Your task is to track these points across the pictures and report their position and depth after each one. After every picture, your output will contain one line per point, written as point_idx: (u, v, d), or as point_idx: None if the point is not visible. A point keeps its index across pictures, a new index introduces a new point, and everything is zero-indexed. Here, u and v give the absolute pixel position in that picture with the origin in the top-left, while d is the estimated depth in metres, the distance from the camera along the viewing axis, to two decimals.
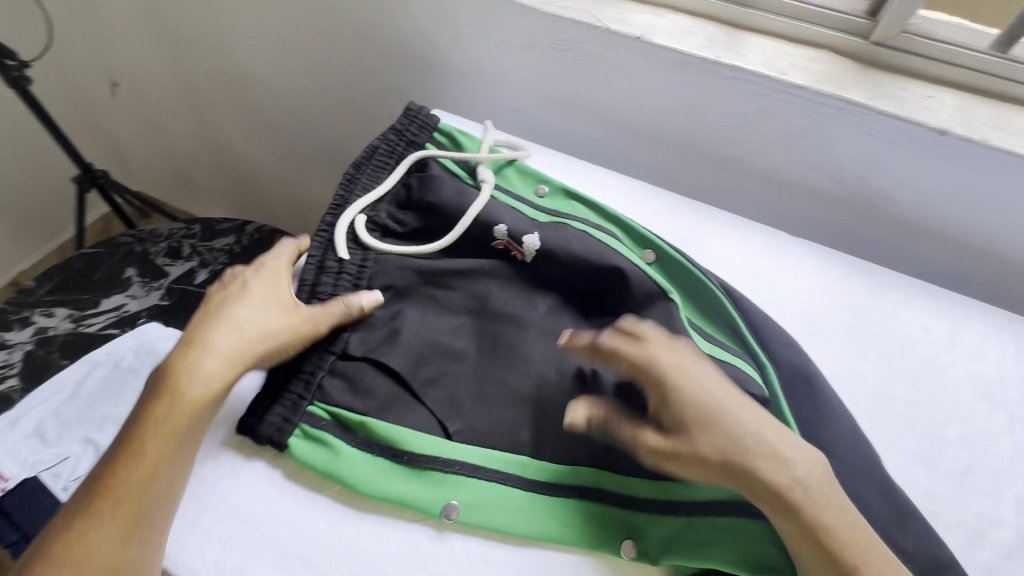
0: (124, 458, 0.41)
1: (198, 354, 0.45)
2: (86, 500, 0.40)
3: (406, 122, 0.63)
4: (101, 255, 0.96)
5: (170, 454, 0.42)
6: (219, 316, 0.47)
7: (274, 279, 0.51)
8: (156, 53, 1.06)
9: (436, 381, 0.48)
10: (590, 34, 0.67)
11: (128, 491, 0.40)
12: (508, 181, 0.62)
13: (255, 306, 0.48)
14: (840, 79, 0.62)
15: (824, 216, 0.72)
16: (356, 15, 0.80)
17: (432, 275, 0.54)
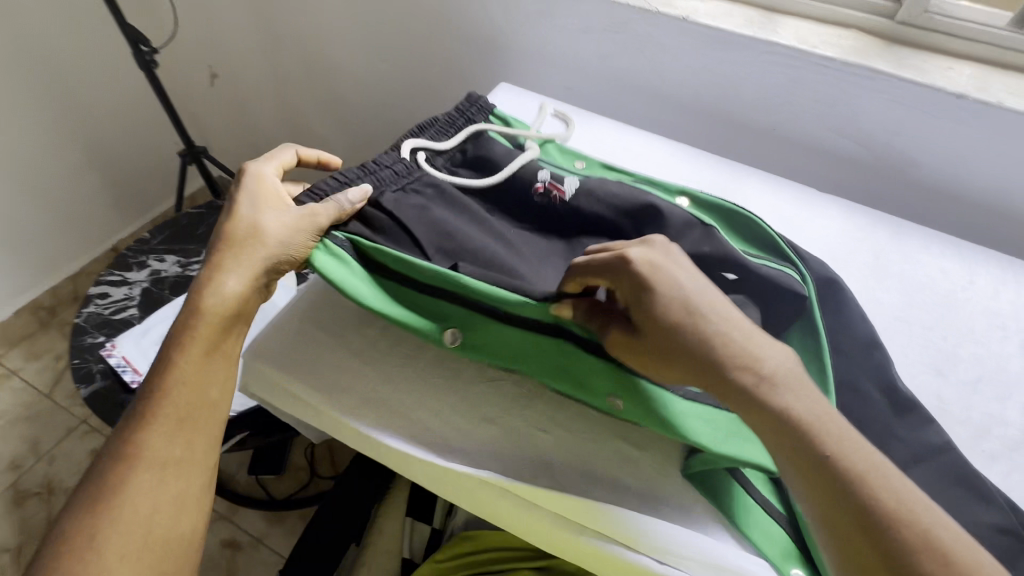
0: (167, 371, 0.48)
1: (219, 279, 0.51)
2: (140, 405, 0.47)
3: (468, 103, 0.70)
4: (203, 215, 1.10)
5: (204, 368, 0.49)
6: (235, 239, 0.53)
7: (277, 197, 0.55)
8: (255, 45, 1.22)
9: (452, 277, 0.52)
10: (642, 16, 0.77)
11: (178, 398, 0.48)
12: (549, 156, 0.69)
13: (270, 218, 0.53)
14: (868, 52, 0.70)
15: (853, 181, 0.79)
16: (436, 6, 0.93)
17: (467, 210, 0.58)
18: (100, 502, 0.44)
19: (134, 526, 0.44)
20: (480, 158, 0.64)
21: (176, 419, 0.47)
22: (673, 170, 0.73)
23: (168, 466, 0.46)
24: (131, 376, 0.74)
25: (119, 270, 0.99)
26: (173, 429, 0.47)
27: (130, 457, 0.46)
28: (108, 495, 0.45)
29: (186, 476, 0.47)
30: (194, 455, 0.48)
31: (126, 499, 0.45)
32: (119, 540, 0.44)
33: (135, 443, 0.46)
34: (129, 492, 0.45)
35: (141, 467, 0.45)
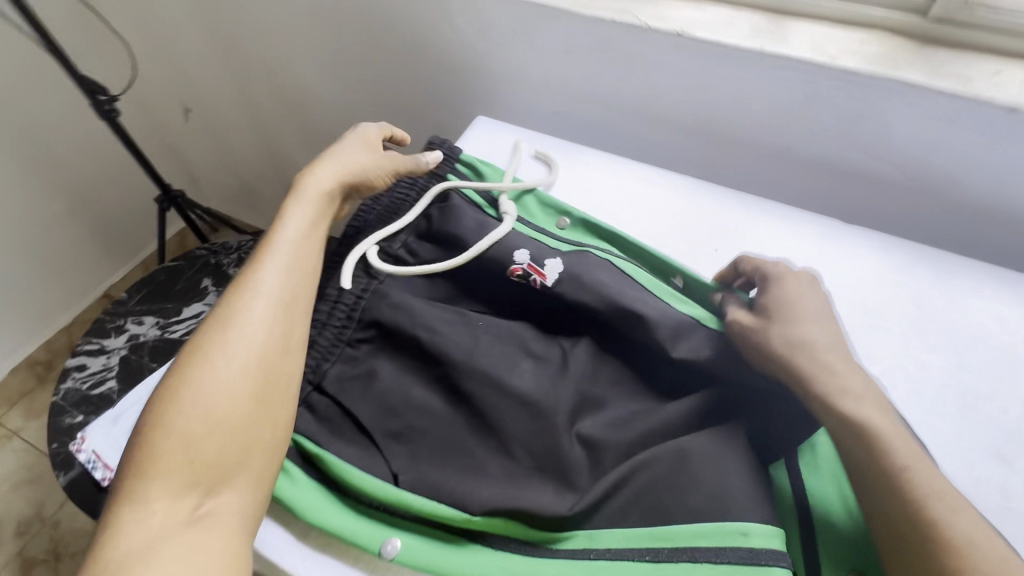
0: (272, 253, 0.52)
1: (317, 184, 0.57)
2: (243, 284, 0.49)
3: (429, 155, 0.65)
4: (181, 268, 1.05)
5: (303, 259, 0.52)
6: (324, 156, 0.60)
7: (370, 137, 0.63)
8: (223, 80, 1.15)
9: (402, 435, 0.47)
10: (630, 33, 0.67)
11: (280, 274, 0.50)
12: (530, 212, 0.63)
13: (349, 145, 0.62)
14: (897, 60, 0.60)
15: (883, 204, 0.69)
16: (402, 32, 0.84)
17: (421, 322, 0.51)
18: (200, 359, 0.45)
19: (232, 380, 0.44)
20: (440, 236, 0.59)
21: (277, 296, 0.49)
22: (674, 212, 0.65)
23: (271, 320, 0.48)
24: (102, 473, 0.69)
25: (96, 337, 0.95)
26: (276, 302, 0.49)
27: (231, 324, 0.47)
28: (206, 353, 0.45)
29: (283, 344, 0.47)
30: (290, 328, 0.48)
31: (225, 355, 0.45)
32: (216, 390, 0.43)
33: (238, 305, 0.48)
34: (228, 350, 0.45)
35: (243, 327, 0.47)
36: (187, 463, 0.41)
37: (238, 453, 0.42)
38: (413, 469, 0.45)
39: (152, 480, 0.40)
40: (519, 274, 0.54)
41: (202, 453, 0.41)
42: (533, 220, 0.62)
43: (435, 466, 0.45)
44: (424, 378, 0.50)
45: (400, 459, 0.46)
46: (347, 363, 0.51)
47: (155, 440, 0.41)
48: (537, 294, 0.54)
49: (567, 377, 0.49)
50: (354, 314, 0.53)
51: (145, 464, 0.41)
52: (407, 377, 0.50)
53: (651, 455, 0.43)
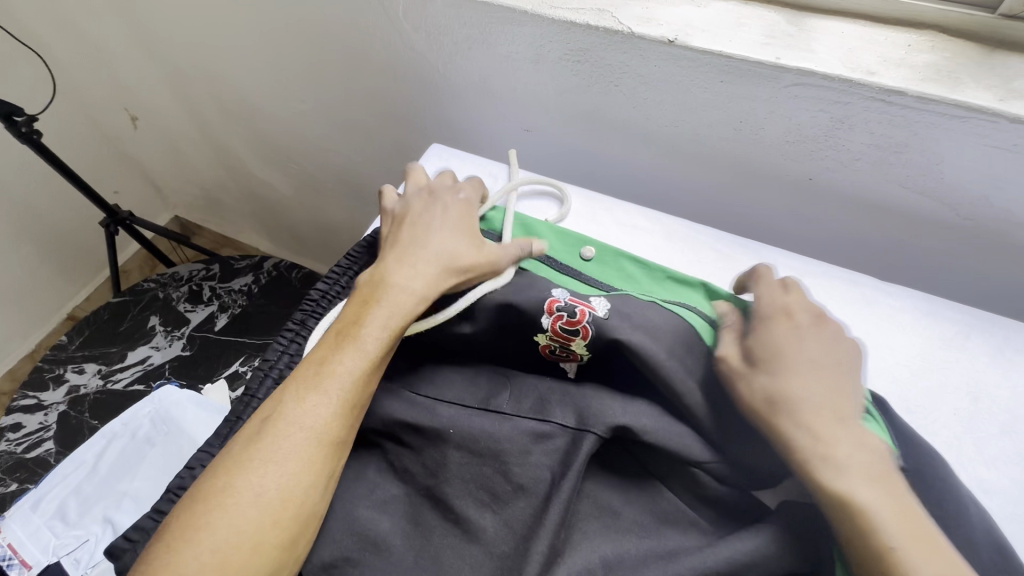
0: (339, 368, 0.41)
1: (404, 267, 0.45)
2: (305, 384, 0.40)
3: None
4: (126, 305, 0.95)
5: (377, 365, 0.42)
6: (421, 241, 0.47)
7: (466, 210, 0.50)
8: (163, 86, 1.02)
9: (337, 568, 0.38)
10: (609, 41, 0.53)
11: (345, 381, 0.40)
12: (545, 243, 0.51)
13: (451, 233, 0.47)
14: (955, 73, 0.46)
15: (928, 249, 0.56)
16: (344, 37, 0.70)
17: (386, 425, 0.42)
18: (241, 467, 0.37)
19: (268, 507, 0.36)
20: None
21: (337, 411, 0.39)
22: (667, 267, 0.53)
23: (316, 467, 0.38)
24: (19, 571, 0.62)
25: (33, 390, 0.86)
26: (332, 420, 0.39)
27: (281, 436, 0.38)
28: (249, 466, 0.37)
29: (332, 472, 0.39)
30: (344, 452, 0.40)
31: (269, 474, 0.37)
32: (242, 542, 0.35)
33: (294, 411, 0.39)
34: (272, 467, 0.37)
35: (295, 446, 0.38)
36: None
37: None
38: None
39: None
40: (556, 307, 0.43)
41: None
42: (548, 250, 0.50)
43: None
44: (381, 505, 0.40)
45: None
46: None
47: (174, 559, 0.35)
48: (528, 391, 0.43)
49: (539, 524, 0.37)
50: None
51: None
52: (359, 492, 0.41)
53: None
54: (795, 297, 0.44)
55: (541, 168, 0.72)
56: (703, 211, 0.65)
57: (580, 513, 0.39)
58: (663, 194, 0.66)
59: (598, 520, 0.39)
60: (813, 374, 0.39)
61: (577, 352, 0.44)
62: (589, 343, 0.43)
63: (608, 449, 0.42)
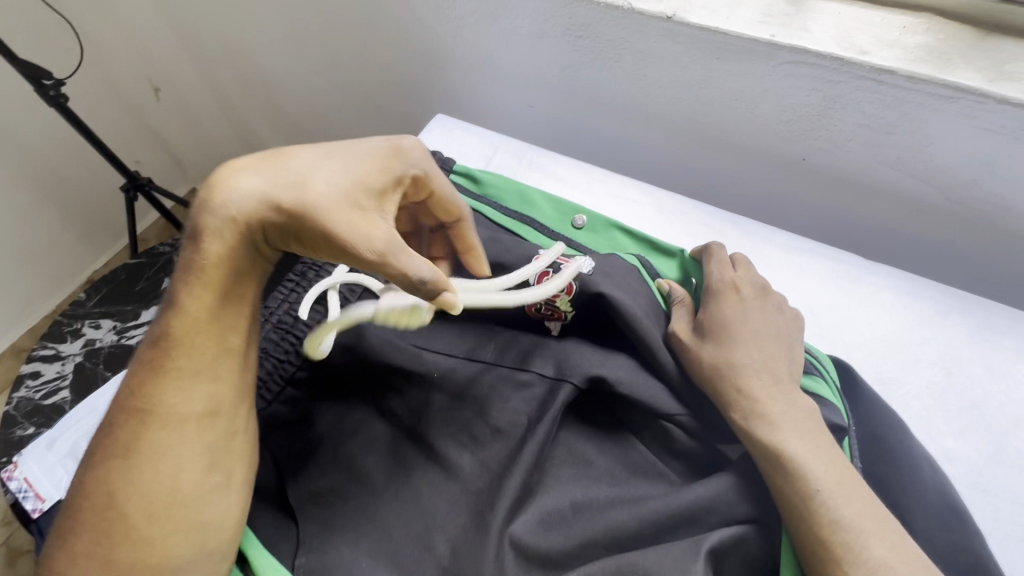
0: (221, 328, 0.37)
1: (213, 217, 0.36)
2: (144, 361, 0.36)
3: None
4: (143, 267, 0.99)
5: (224, 318, 0.37)
6: (267, 180, 0.36)
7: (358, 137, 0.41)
8: (184, 57, 1.05)
9: (321, 496, 0.40)
10: (610, 17, 0.55)
11: (190, 344, 0.36)
12: (539, 211, 0.54)
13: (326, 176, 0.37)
14: (947, 54, 0.47)
15: (918, 232, 0.56)
16: (357, 10, 0.72)
17: (377, 370, 0.44)
18: (108, 466, 0.34)
19: (143, 496, 0.33)
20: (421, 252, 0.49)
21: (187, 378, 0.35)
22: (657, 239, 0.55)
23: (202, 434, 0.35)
24: (33, 503, 0.64)
25: (51, 342, 0.90)
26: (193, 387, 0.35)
27: (133, 421, 0.34)
28: (108, 463, 0.34)
29: (221, 440, 0.36)
30: (220, 420, 0.36)
31: (133, 464, 0.34)
32: (134, 517, 0.33)
33: (143, 394, 0.35)
34: (134, 457, 0.34)
35: (176, 415, 0.35)
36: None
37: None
38: (316, 549, 0.38)
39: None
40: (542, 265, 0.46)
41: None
42: (541, 219, 0.53)
43: (345, 547, 0.38)
44: (366, 442, 0.42)
45: (311, 527, 0.39)
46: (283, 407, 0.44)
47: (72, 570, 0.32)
48: (513, 343, 0.46)
49: (513, 463, 0.39)
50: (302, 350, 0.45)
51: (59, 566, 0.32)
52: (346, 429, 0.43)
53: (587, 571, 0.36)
54: (742, 273, 0.48)
55: (543, 144, 0.74)
56: (700, 190, 0.66)
57: (553, 459, 0.41)
58: (660, 172, 0.67)
59: (570, 467, 0.41)
60: (740, 349, 0.42)
61: (560, 309, 0.46)
62: (571, 299, 0.45)
63: (584, 403, 0.43)
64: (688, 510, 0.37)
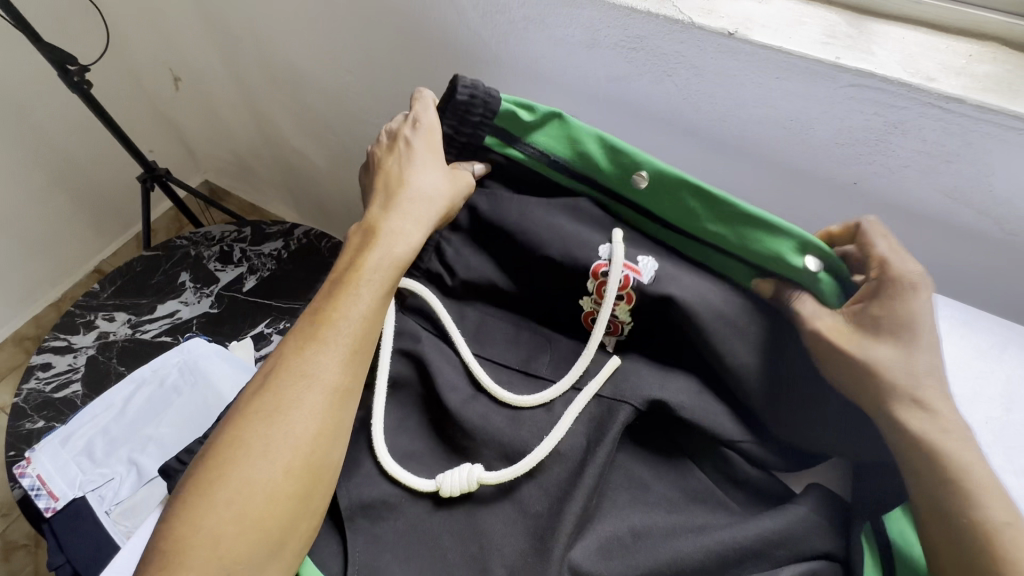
0: (343, 307, 0.42)
1: (392, 226, 0.46)
2: (302, 334, 0.41)
3: (461, 109, 0.49)
4: (158, 259, 0.97)
5: (376, 313, 0.43)
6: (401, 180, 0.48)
7: (432, 140, 0.49)
8: (210, 48, 1.04)
9: (372, 512, 0.39)
10: (669, 30, 0.54)
11: (346, 327, 0.41)
12: (591, 162, 0.47)
13: (425, 173, 0.48)
14: (1015, 85, 0.46)
15: (969, 263, 0.56)
16: (399, 8, 0.71)
17: (429, 382, 0.44)
18: (247, 423, 0.37)
19: (280, 457, 0.36)
20: (478, 255, 0.49)
21: (338, 358, 0.40)
22: None
23: (323, 403, 0.39)
24: (47, 502, 0.62)
25: (63, 333, 0.88)
26: (342, 368, 0.40)
27: (284, 386, 0.39)
28: (248, 426, 0.37)
29: (338, 410, 0.39)
30: (349, 401, 0.40)
31: (277, 427, 0.37)
32: (262, 469, 0.36)
33: (290, 366, 0.39)
34: (279, 420, 0.37)
35: (302, 386, 0.39)
36: (219, 549, 0.33)
37: (275, 545, 0.35)
38: (368, 568, 0.37)
39: (180, 570, 0.33)
40: (603, 271, 0.44)
41: (239, 540, 0.34)
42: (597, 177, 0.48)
43: (397, 566, 0.37)
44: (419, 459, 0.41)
45: (360, 543, 0.38)
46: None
47: (191, 515, 0.34)
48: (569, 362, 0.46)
49: (575, 486, 0.38)
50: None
51: (188, 521, 0.34)
52: (396, 442, 0.42)
53: None
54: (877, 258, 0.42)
55: None
56: None
57: (611, 481, 0.40)
58: None
59: (628, 491, 0.40)
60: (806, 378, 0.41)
61: (619, 317, 0.45)
62: (631, 309, 0.44)
63: (641, 425, 0.42)
64: (755, 541, 0.36)
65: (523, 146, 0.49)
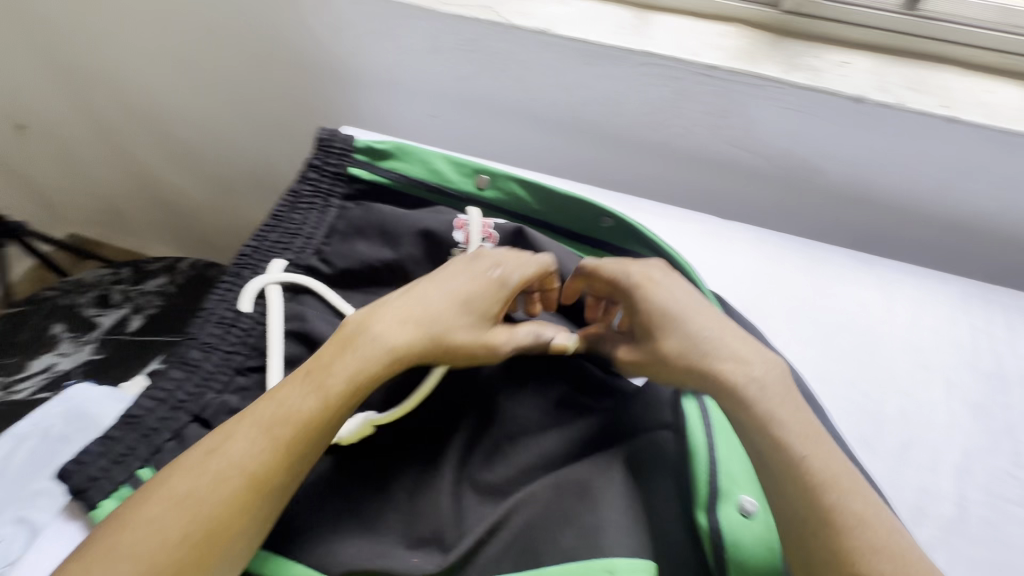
0: (298, 398, 0.40)
1: (392, 316, 0.43)
2: (268, 413, 0.39)
3: (322, 155, 0.58)
4: (26, 315, 0.90)
5: (334, 410, 0.40)
6: (426, 283, 0.45)
7: (473, 289, 0.46)
8: (53, 90, 0.98)
9: None
10: (495, 32, 0.63)
11: (301, 420, 0.39)
12: (442, 174, 0.57)
13: (456, 289, 0.45)
14: (754, 53, 0.60)
15: (758, 194, 0.70)
16: (252, 31, 0.74)
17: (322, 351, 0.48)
18: (179, 482, 0.37)
19: (192, 533, 0.35)
20: (352, 238, 0.54)
21: (284, 452, 0.38)
22: None
23: (253, 489, 0.37)
24: None
25: None
26: (283, 465, 0.38)
27: (224, 467, 0.37)
28: (174, 494, 0.36)
29: (265, 502, 0.37)
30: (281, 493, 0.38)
31: (200, 504, 0.36)
32: (168, 541, 0.35)
33: (230, 443, 0.38)
34: (210, 490, 0.36)
35: (235, 466, 0.37)
36: None
37: None
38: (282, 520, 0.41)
39: None
40: (465, 225, 0.53)
41: None
42: (448, 184, 0.57)
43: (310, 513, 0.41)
44: None
45: None
46: (235, 396, 0.46)
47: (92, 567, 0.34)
48: None
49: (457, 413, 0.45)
50: (248, 341, 0.48)
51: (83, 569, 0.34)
52: None
53: (528, 490, 0.41)
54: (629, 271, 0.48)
55: (450, 148, 0.80)
56: (589, 178, 0.77)
57: None
58: (555, 167, 0.77)
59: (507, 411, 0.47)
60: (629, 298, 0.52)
61: None
62: (495, 249, 0.53)
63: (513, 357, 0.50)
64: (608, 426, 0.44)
65: (383, 171, 0.57)
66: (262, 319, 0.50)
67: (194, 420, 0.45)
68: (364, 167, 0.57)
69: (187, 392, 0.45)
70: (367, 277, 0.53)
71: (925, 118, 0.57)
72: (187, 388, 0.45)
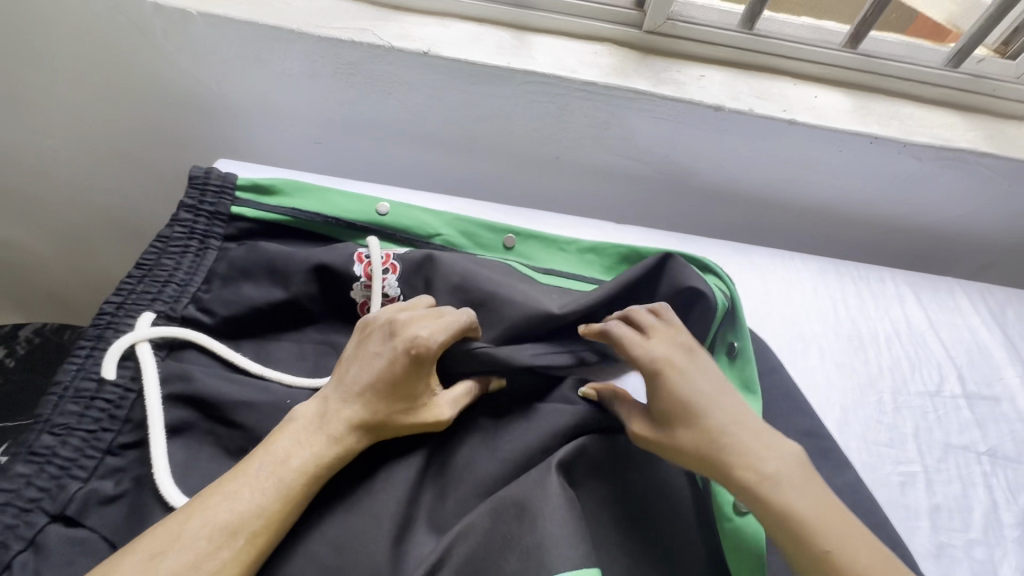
0: (249, 493, 0.36)
1: (339, 405, 0.41)
2: (222, 512, 0.35)
3: (195, 193, 0.52)
4: None
5: (287, 506, 0.37)
6: (360, 366, 0.43)
7: (381, 365, 0.42)
8: None
9: None
10: (375, 54, 0.61)
11: (256, 521, 0.36)
12: (338, 204, 0.54)
13: (380, 368, 0.42)
14: (625, 70, 0.65)
15: (645, 198, 0.76)
16: (93, 59, 0.65)
17: (214, 411, 0.42)
18: None
19: None
20: (236, 281, 0.49)
21: (239, 558, 0.35)
22: None
23: None
24: None
25: None
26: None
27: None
28: None
29: None
30: None
31: None
32: None
33: (173, 549, 0.34)
34: None
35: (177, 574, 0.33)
36: None
37: None
38: None
39: None
40: (365, 256, 0.50)
41: None
42: (346, 215, 0.54)
43: None
44: None
45: None
46: (106, 481, 0.39)
47: None
48: None
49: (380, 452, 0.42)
50: (118, 414, 0.41)
51: None
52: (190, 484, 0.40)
53: (467, 520, 0.39)
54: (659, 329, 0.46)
55: (340, 174, 0.76)
56: (488, 194, 0.77)
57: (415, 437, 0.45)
58: (453, 186, 0.77)
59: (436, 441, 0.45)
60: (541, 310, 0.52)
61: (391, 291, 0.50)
62: (398, 278, 0.51)
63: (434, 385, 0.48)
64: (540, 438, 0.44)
65: (271, 208, 0.53)
66: (133, 385, 0.42)
67: (53, 520, 0.37)
68: (247, 205, 0.53)
69: (41, 488, 0.37)
70: (260, 321, 0.48)
71: (772, 122, 0.65)
72: (40, 482, 0.38)
